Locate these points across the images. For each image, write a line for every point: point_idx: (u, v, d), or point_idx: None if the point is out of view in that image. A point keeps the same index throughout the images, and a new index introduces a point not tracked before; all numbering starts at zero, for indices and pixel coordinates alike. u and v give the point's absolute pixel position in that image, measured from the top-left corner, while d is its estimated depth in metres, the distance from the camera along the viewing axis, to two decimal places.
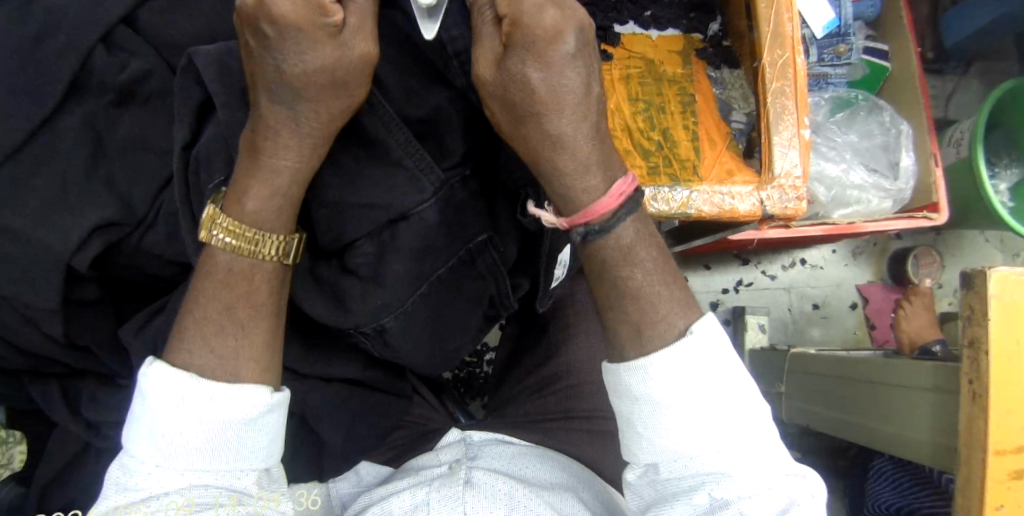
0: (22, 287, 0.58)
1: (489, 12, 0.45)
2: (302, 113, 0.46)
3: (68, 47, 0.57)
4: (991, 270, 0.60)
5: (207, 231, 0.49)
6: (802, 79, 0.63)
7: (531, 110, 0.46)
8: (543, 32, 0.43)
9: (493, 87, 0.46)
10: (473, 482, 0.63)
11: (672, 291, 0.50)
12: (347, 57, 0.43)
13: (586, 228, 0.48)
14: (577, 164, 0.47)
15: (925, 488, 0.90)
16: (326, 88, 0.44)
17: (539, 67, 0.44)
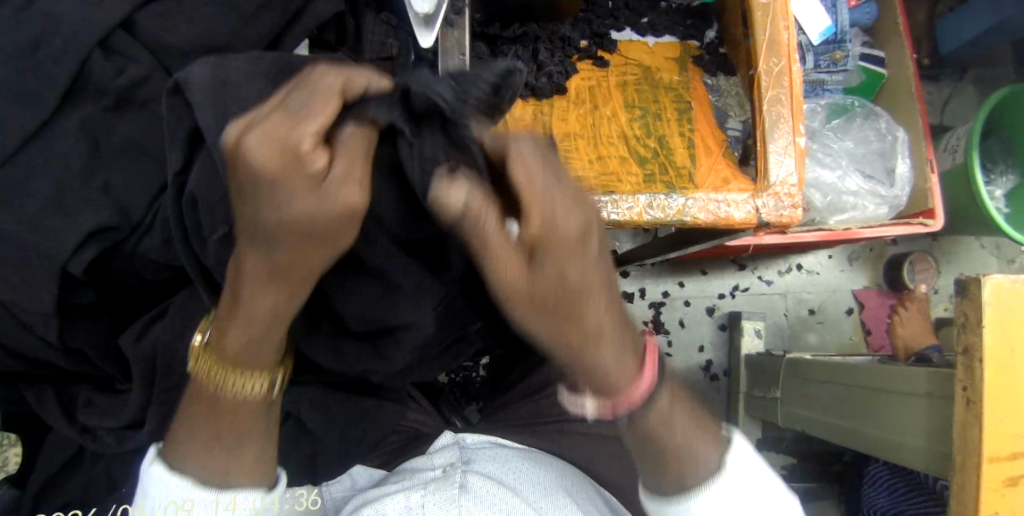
0: (18, 290, 0.58)
1: (495, 220, 0.41)
2: (278, 257, 0.41)
3: (67, 53, 0.58)
4: (986, 278, 0.60)
5: (194, 362, 0.50)
6: (798, 87, 0.63)
7: (568, 312, 0.45)
8: (572, 235, 0.43)
9: (523, 293, 0.43)
10: (467, 487, 0.62)
11: (700, 431, 0.55)
12: (327, 207, 0.39)
13: (628, 411, 0.51)
14: (615, 357, 0.48)
15: (921, 493, 0.90)
16: (305, 239, 0.40)
17: (576, 269, 0.43)
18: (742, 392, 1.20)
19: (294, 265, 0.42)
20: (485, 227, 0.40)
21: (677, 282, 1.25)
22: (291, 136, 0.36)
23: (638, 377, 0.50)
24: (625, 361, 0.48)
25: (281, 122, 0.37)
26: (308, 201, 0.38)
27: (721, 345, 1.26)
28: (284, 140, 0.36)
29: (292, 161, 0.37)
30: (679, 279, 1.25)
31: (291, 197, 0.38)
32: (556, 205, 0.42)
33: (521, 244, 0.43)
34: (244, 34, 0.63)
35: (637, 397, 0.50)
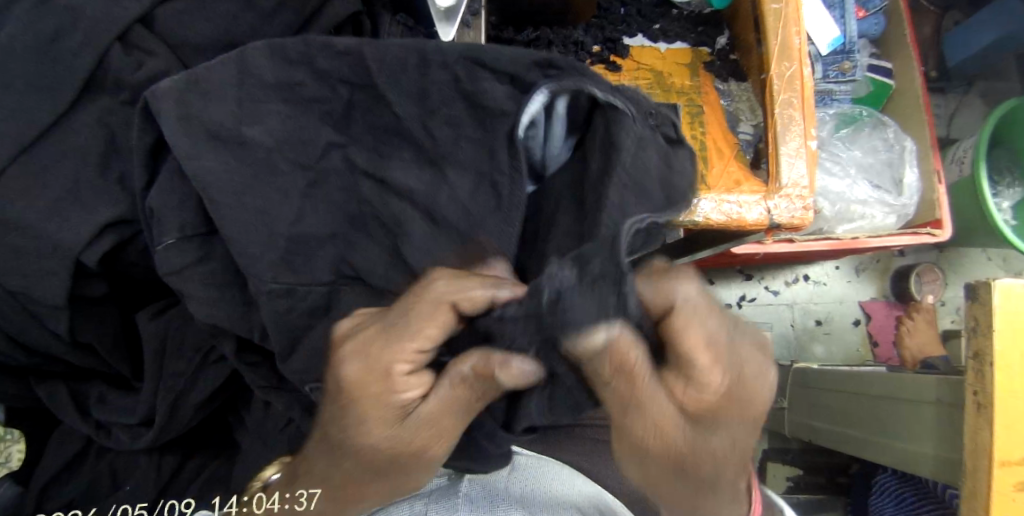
0: (30, 279, 0.58)
1: (619, 377, 0.43)
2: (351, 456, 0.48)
3: (86, 46, 0.59)
4: (996, 281, 0.60)
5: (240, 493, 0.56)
6: (809, 91, 0.63)
7: (700, 470, 0.45)
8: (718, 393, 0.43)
9: (675, 459, 0.44)
10: (472, 499, 0.61)
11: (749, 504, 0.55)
12: (412, 425, 0.48)
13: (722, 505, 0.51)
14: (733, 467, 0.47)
15: (928, 502, 0.89)
16: (368, 466, 0.48)
17: (722, 436, 0.44)
18: None
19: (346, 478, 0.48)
20: (635, 354, 0.41)
21: None
22: (381, 361, 0.48)
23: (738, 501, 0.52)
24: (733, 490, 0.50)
25: (377, 351, 0.48)
26: (387, 434, 0.48)
27: None
28: (373, 364, 0.48)
29: (384, 382, 0.48)
30: None
31: (378, 432, 0.47)
32: (703, 365, 0.42)
33: (666, 390, 0.43)
34: (261, 32, 0.64)
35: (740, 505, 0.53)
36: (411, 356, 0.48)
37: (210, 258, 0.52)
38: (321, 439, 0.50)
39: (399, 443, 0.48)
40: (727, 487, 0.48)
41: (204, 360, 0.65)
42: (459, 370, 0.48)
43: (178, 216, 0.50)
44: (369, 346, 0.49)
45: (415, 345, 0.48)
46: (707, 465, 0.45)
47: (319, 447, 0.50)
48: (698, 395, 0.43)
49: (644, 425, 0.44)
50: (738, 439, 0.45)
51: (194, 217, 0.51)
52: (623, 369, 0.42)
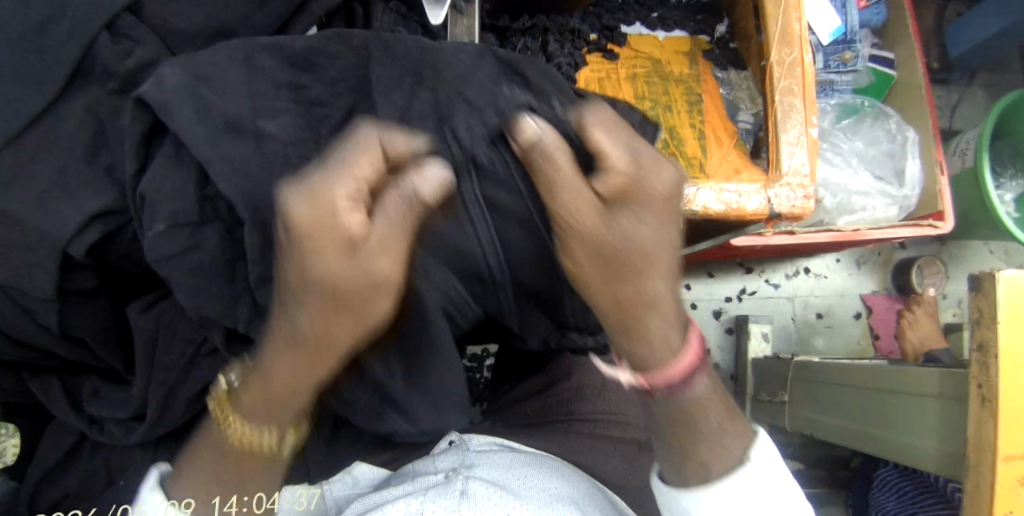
0: (19, 272, 0.57)
1: (557, 166, 0.44)
2: (302, 322, 0.43)
3: (73, 34, 0.58)
4: (1000, 273, 0.59)
5: (220, 419, 0.49)
6: (809, 78, 0.62)
7: (635, 270, 0.46)
8: (658, 195, 0.46)
9: (600, 251, 0.45)
10: (468, 493, 0.60)
11: (730, 421, 0.51)
12: (362, 272, 0.41)
13: (666, 389, 0.49)
14: (666, 325, 0.48)
15: (935, 498, 0.87)
16: (329, 302, 0.42)
17: (648, 228, 0.46)
18: (749, 395, 1.19)
19: (319, 335, 0.44)
20: (561, 157, 0.44)
21: (684, 285, 1.24)
22: (329, 200, 0.39)
23: (681, 353, 0.48)
24: (674, 335, 0.48)
25: (320, 186, 0.39)
26: (338, 263, 0.40)
27: (729, 349, 1.24)
28: (324, 202, 0.39)
29: (330, 222, 0.39)
30: (686, 282, 1.24)
31: (326, 266, 0.40)
32: (644, 169, 0.46)
33: (596, 191, 0.45)
34: (252, 20, 0.63)
35: (686, 363, 0.48)
36: (356, 191, 0.40)
37: (201, 247, 0.49)
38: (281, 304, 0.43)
39: (343, 283, 0.41)
40: (659, 311, 0.47)
41: (196, 353, 0.64)
42: (416, 187, 0.41)
43: (173, 205, 0.48)
44: (310, 190, 0.40)
45: (361, 185, 0.40)
46: (628, 264, 0.46)
47: (282, 317, 0.43)
48: (619, 184, 0.45)
49: (577, 223, 0.45)
50: (657, 238, 0.46)
51: (188, 206, 0.48)
52: (551, 159, 0.44)
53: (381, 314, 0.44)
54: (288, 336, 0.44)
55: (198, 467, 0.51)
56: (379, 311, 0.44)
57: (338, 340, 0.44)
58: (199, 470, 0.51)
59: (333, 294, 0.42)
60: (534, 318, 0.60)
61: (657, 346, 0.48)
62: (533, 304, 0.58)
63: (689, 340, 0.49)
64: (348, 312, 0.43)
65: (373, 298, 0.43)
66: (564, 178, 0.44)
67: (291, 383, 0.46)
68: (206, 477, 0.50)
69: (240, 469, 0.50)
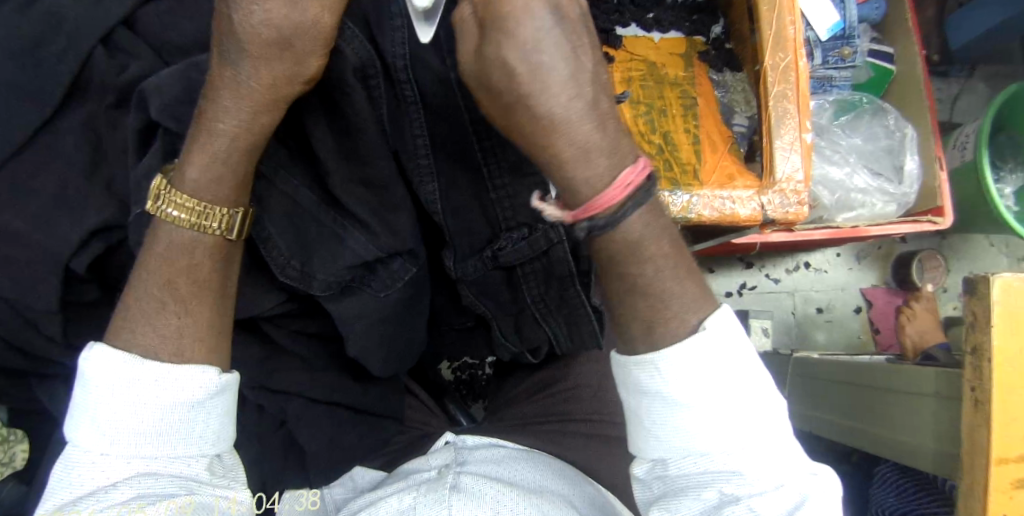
0: (22, 287, 0.58)
1: (466, 8, 0.42)
2: (244, 71, 0.45)
3: (68, 50, 0.58)
4: (995, 276, 0.59)
5: (155, 203, 0.50)
6: (804, 83, 0.62)
7: (516, 96, 0.41)
8: (507, 14, 0.39)
9: (477, 77, 0.42)
10: (460, 486, 0.61)
11: (682, 284, 0.47)
12: (296, 16, 0.42)
13: (591, 222, 0.44)
14: (574, 149, 0.42)
15: (928, 493, 0.90)
16: (269, 46, 0.44)
17: (518, 55, 0.40)
18: None
19: (261, 82, 0.46)
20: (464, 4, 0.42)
21: None
22: None
23: (609, 184, 0.42)
24: (590, 160, 0.42)
25: None
26: (273, 7, 0.42)
27: None
28: None
29: None
30: None
31: (259, 13, 0.42)
32: None
33: (477, 22, 0.41)
34: None
35: (608, 199, 0.42)
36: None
37: None
38: (223, 46, 0.45)
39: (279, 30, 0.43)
40: (564, 130, 0.42)
41: None
42: None
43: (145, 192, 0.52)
44: None
45: None
46: (513, 94, 0.41)
47: (226, 65, 0.46)
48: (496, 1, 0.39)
49: (461, 59, 0.42)
50: (543, 70, 0.40)
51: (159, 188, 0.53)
52: None
53: (318, 69, 0.46)
54: (233, 85, 0.46)
55: (135, 308, 0.51)
56: (314, 68, 0.46)
57: (278, 93, 0.46)
58: (138, 309, 0.51)
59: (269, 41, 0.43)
60: (460, 180, 0.58)
61: (576, 175, 0.43)
62: (453, 161, 0.57)
63: (626, 170, 0.43)
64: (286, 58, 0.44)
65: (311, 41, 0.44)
66: (466, 27, 0.42)
67: (236, 135, 0.48)
68: (144, 322, 0.50)
69: (190, 262, 0.51)
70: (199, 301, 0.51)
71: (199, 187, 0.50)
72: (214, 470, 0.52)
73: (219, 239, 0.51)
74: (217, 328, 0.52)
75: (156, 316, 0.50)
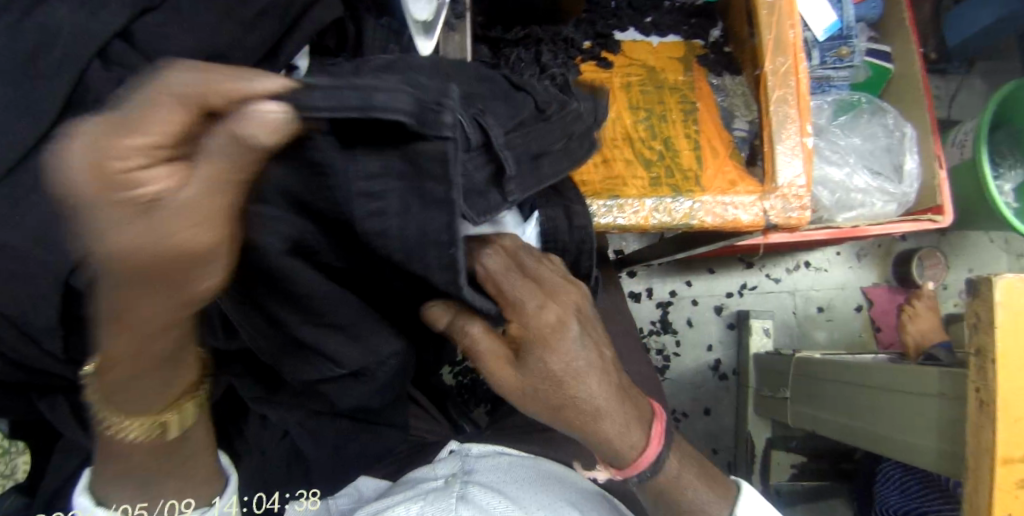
0: (22, 303, 0.58)
1: (477, 326, 0.48)
2: (112, 334, 0.31)
3: (62, 65, 0.57)
4: (997, 278, 0.59)
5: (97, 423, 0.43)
6: (804, 86, 0.62)
7: (565, 396, 0.48)
8: (545, 328, 0.48)
9: (521, 390, 0.48)
10: (468, 497, 0.61)
11: (707, 485, 0.58)
12: (158, 246, 0.26)
13: (639, 477, 0.53)
14: (619, 427, 0.50)
15: (934, 491, 0.89)
16: (137, 284, 0.27)
17: (557, 359, 0.47)
18: (752, 388, 1.19)
19: (126, 323, 0.30)
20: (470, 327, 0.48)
21: (685, 282, 1.25)
22: (103, 158, 0.25)
23: (644, 448, 0.52)
24: (630, 431, 0.51)
25: (94, 144, 0.25)
26: (127, 235, 0.25)
27: (729, 343, 1.25)
28: (97, 164, 0.25)
29: (113, 185, 0.25)
30: (687, 279, 1.24)
31: (103, 239, 0.25)
32: (528, 312, 0.48)
33: (505, 346, 0.49)
34: (243, 41, 0.64)
35: (649, 457, 0.52)
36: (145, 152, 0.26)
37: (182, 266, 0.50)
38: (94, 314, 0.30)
39: (154, 273, 0.27)
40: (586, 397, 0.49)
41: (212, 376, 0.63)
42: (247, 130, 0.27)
43: None
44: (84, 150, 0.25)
45: (167, 138, 0.26)
46: (561, 395, 0.48)
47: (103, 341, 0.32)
48: (526, 320, 0.48)
49: (501, 385, 0.49)
50: (574, 368, 0.48)
51: None
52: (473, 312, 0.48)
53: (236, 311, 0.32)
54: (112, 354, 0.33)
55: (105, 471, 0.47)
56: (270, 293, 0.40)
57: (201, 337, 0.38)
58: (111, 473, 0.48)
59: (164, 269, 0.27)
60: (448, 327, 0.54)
61: (609, 433, 0.50)
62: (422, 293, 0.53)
63: (652, 431, 0.52)
64: (160, 296, 0.28)
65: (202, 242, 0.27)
66: (482, 346, 0.48)
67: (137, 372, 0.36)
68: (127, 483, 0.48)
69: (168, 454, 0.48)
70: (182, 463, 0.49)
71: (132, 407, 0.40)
72: None
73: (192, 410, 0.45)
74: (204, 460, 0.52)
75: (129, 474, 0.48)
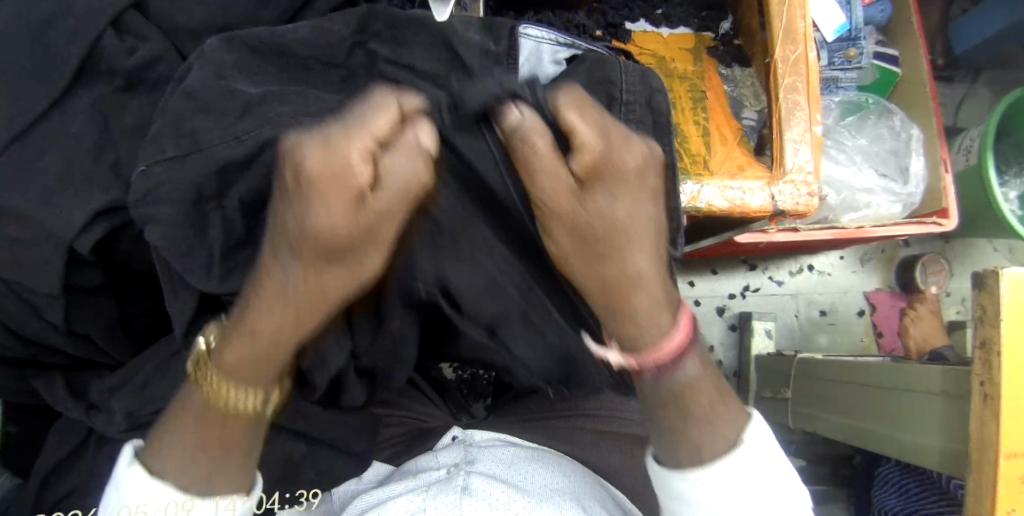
0: (26, 269, 0.58)
1: (550, 155, 0.46)
2: (291, 280, 0.45)
3: (78, 31, 0.59)
4: (1004, 271, 0.59)
5: (195, 371, 0.48)
6: (814, 76, 0.62)
7: (613, 248, 0.47)
8: (630, 170, 0.47)
9: (573, 223, 0.47)
10: (470, 489, 0.59)
11: (724, 405, 0.50)
12: (313, 221, 0.42)
13: (655, 368, 0.48)
14: (650, 301, 0.48)
15: (935, 495, 0.88)
16: (321, 256, 0.44)
17: (625, 205, 0.47)
18: (752, 392, 1.19)
19: (310, 289, 0.46)
20: (538, 140, 0.46)
21: (687, 282, 1.24)
22: (337, 162, 0.40)
23: (670, 334, 0.48)
24: (659, 313, 0.48)
25: (318, 143, 0.40)
26: (327, 212, 0.42)
27: (732, 346, 1.24)
28: (333, 161, 0.40)
29: (332, 171, 0.41)
30: (689, 279, 1.24)
31: (307, 209, 0.42)
32: (603, 176, 0.47)
33: (571, 172, 0.47)
34: (256, 17, 0.65)
35: (663, 355, 0.48)
36: (369, 149, 0.41)
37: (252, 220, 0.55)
38: (276, 249, 0.45)
39: (304, 222, 0.42)
40: (646, 285, 0.48)
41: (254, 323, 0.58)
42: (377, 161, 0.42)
43: (167, 207, 0.51)
44: (310, 145, 0.41)
45: (324, 157, 0.40)
46: (606, 246, 0.47)
47: (273, 263, 0.45)
48: (597, 213, 0.47)
49: (562, 217, 0.48)
50: (636, 218, 0.47)
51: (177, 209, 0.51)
52: (559, 182, 0.47)
53: (376, 266, 0.46)
54: (250, 321, 0.47)
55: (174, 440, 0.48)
56: (372, 266, 0.46)
57: (321, 306, 0.47)
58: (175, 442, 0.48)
59: (340, 242, 0.43)
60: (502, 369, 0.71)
61: (645, 325, 0.48)
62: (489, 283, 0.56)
63: (680, 321, 0.49)
64: (303, 251, 0.44)
65: (389, 236, 0.46)
66: (545, 164, 0.46)
67: (272, 342, 0.47)
68: (176, 451, 0.47)
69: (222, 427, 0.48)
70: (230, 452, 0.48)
71: (235, 367, 0.47)
72: None
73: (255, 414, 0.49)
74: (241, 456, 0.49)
75: (182, 461, 0.47)
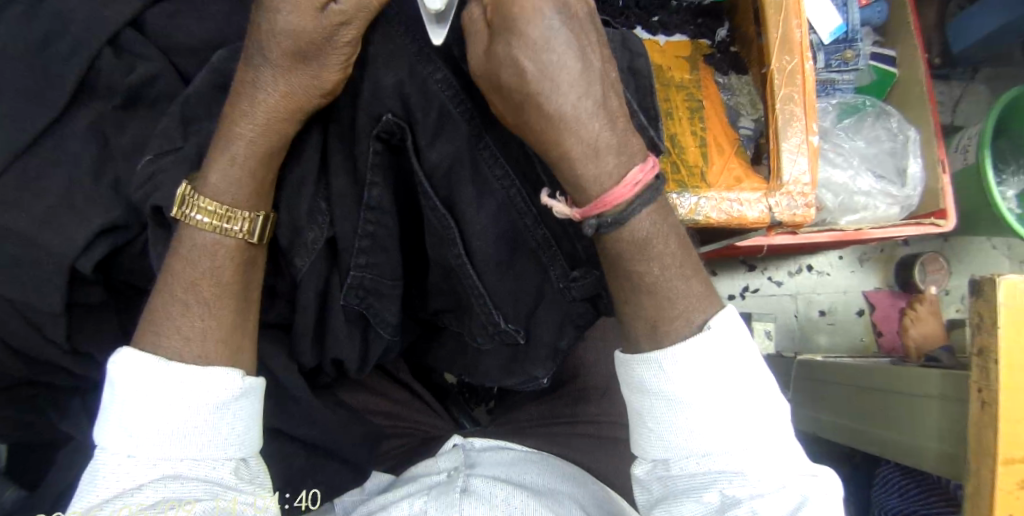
0: (27, 287, 0.58)
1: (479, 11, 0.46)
2: (258, 83, 0.49)
3: (75, 50, 0.59)
4: (1001, 276, 0.60)
5: (181, 209, 0.51)
6: (810, 85, 0.63)
7: (526, 93, 0.45)
8: (515, 13, 0.43)
9: (492, 77, 0.46)
10: (471, 490, 0.60)
11: (686, 286, 0.51)
12: (282, 22, 0.46)
13: (598, 219, 0.47)
14: (584, 148, 0.46)
15: (934, 495, 0.89)
16: (286, 57, 0.47)
17: (526, 54, 0.44)
18: None
19: (276, 95, 0.49)
20: (474, 8, 0.47)
21: None
22: None
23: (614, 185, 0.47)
24: (598, 158, 0.46)
25: None
26: (295, 17, 0.45)
27: None
28: None
29: None
30: None
31: (279, 16, 0.46)
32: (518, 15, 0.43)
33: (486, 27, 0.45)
34: None
35: (612, 199, 0.47)
36: None
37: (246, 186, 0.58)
38: (253, 52, 0.49)
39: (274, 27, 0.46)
40: (574, 128, 0.46)
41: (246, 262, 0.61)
42: None
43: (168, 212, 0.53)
44: None
45: None
46: (523, 92, 0.45)
47: (247, 70, 0.49)
48: (507, 53, 0.44)
49: (474, 61, 0.47)
50: (542, 64, 0.44)
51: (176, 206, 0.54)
52: (483, 38, 0.45)
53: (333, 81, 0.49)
54: (230, 133, 0.51)
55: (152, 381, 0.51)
56: (331, 80, 0.49)
57: (284, 128, 0.51)
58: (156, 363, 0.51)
59: (300, 50, 0.47)
60: (466, 302, 0.63)
61: (585, 172, 0.47)
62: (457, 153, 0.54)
63: (638, 167, 0.47)
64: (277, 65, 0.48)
65: (340, 63, 0.48)
66: (475, 26, 0.46)
67: (235, 158, 0.51)
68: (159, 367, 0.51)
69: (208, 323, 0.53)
70: (222, 301, 0.52)
71: (219, 187, 0.52)
72: (243, 475, 0.52)
73: (240, 242, 0.52)
74: (239, 329, 0.53)
75: (180, 321, 0.51)
